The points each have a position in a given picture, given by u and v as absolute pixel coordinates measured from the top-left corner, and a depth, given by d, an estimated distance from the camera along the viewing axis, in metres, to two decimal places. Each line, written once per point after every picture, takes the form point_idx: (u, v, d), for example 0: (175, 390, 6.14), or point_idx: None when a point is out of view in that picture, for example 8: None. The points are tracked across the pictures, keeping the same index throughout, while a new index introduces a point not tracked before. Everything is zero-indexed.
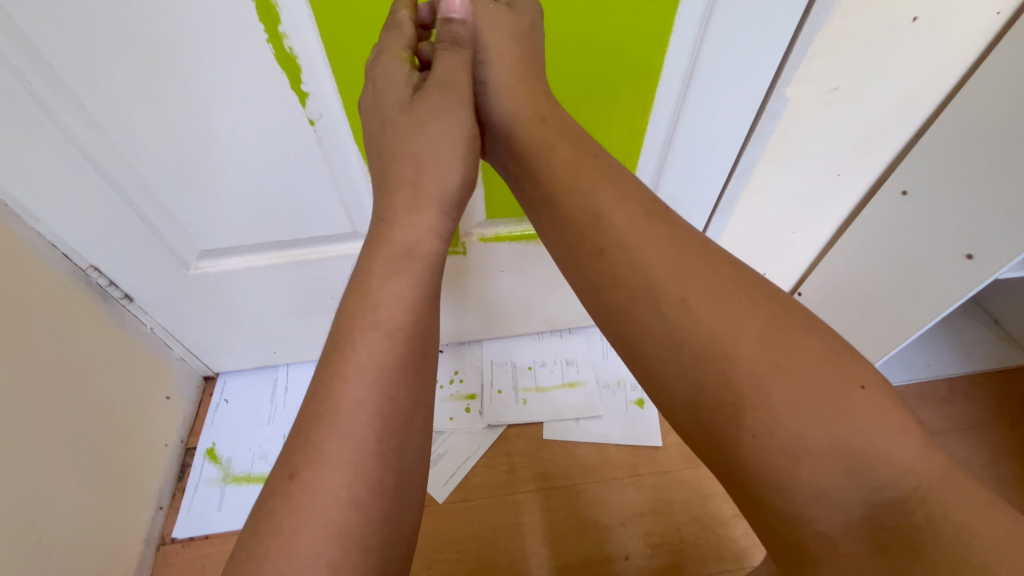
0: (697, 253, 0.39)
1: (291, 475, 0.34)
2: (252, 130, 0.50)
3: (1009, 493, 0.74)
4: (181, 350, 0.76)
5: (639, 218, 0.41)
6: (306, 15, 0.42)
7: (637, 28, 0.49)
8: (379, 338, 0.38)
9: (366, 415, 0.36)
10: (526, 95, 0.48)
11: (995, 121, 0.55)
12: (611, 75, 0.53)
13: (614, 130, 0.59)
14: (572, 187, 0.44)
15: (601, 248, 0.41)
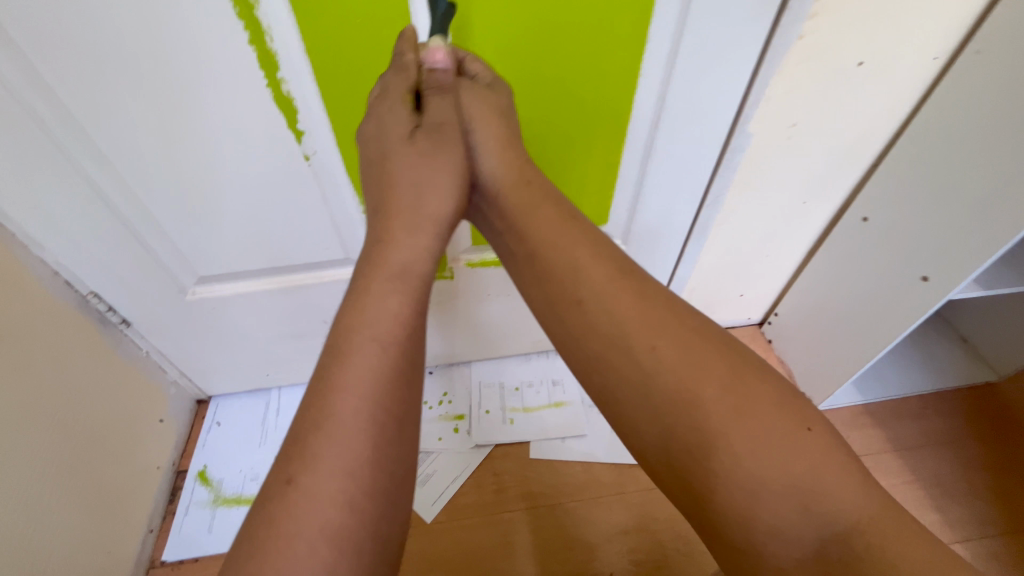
0: (663, 305, 0.42)
1: (287, 480, 0.35)
2: (249, 164, 0.53)
3: (981, 506, 0.77)
4: (175, 373, 0.78)
5: (615, 274, 0.44)
6: (304, 63, 0.46)
7: (602, 90, 0.53)
8: (377, 350, 0.41)
9: (360, 423, 0.38)
10: (510, 159, 0.50)
11: (942, 154, 0.59)
12: (578, 132, 0.57)
13: (583, 181, 0.63)
14: (553, 243, 0.47)
15: (578, 298, 0.44)
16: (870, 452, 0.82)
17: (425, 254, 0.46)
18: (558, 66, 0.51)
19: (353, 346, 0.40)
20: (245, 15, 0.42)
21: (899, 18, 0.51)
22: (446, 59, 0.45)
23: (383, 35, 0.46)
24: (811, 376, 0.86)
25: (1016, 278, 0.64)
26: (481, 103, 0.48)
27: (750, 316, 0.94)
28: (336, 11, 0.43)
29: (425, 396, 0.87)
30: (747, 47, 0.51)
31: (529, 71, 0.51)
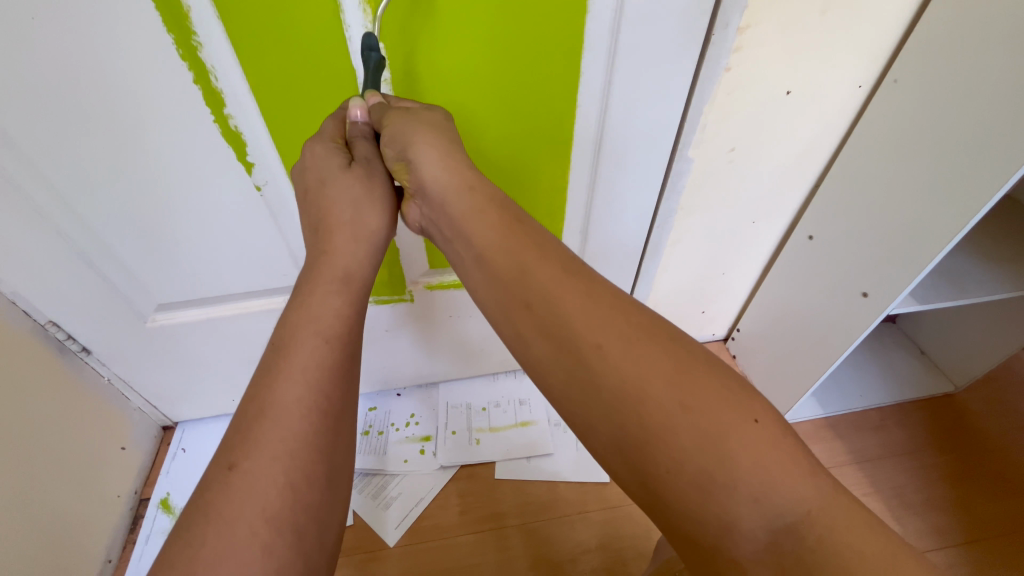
0: (610, 301, 0.41)
1: (230, 466, 0.37)
2: (202, 194, 0.55)
3: (940, 517, 0.78)
4: (138, 400, 0.78)
5: (567, 273, 0.42)
6: (249, 99, 0.48)
7: (544, 117, 0.55)
8: (317, 343, 0.43)
9: (292, 431, 0.39)
10: (452, 169, 0.47)
11: (874, 174, 0.61)
12: (529, 153, 0.59)
13: (540, 200, 0.64)
14: (501, 245, 0.45)
15: (529, 302, 0.42)
16: (832, 466, 0.83)
17: (364, 259, 0.49)
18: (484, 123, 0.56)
19: (294, 339, 0.43)
20: (188, 56, 0.44)
21: (823, 47, 0.54)
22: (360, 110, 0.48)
23: (325, 73, 0.48)
24: (772, 390, 0.87)
25: (952, 292, 0.67)
26: (412, 125, 0.47)
27: (715, 332, 0.95)
28: (277, 52, 0.45)
29: (392, 417, 0.88)
30: (677, 79, 0.54)
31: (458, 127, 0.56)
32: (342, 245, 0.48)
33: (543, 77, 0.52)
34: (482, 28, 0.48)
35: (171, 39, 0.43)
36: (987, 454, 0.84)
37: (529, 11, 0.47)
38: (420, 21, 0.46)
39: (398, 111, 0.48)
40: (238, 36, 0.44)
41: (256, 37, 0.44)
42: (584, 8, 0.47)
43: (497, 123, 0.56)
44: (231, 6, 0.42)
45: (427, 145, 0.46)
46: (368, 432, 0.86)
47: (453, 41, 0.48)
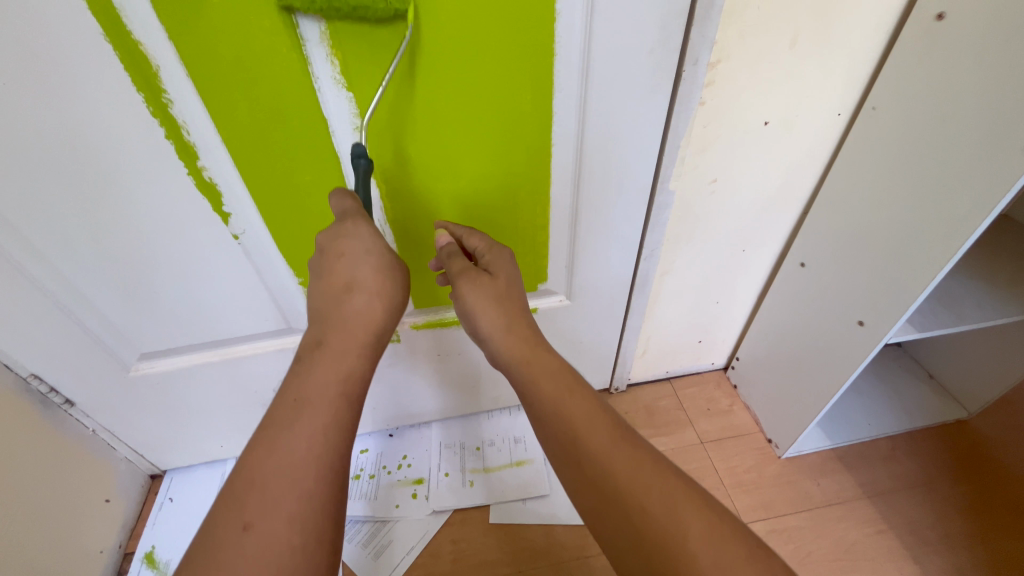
0: (636, 445, 0.43)
1: (245, 525, 0.36)
2: (181, 243, 0.55)
3: (961, 555, 0.73)
4: (125, 450, 0.77)
5: (616, 434, 0.43)
6: (222, 152, 0.48)
7: (521, 157, 0.55)
8: (338, 405, 0.42)
9: (275, 500, 0.37)
10: (512, 327, 0.48)
11: (859, 202, 0.61)
12: (509, 195, 0.58)
13: (521, 238, 0.64)
14: (553, 393, 0.45)
15: (579, 459, 0.42)
16: (842, 500, 0.79)
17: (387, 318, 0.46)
18: (458, 173, 0.55)
19: (319, 394, 0.41)
20: (160, 113, 0.45)
21: (796, 78, 0.54)
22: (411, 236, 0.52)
23: (295, 126, 0.48)
24: (775, 422, 0.84)
25: (950, 318, 0.65)
26: (482, 295, 0.48)
27: (714, 361, 0.93)
28: (247, 107, 0.46)
29: (384, 460, 0.86)
30: (650, 114, 0.53)
31: (428, 175, 0.55)
32: (352, 297, 0.44)
33: (516, 126, 0.52)
34: (461, 74, 0.47)
35: (141, 97, 0.44)
36: (1007, 485, 0.80)
37: (504, 66, 0.47)
38: (397, 73, 0.46)
39: (479, 281, 0.48)
40: (208, 92, 0.44)
41: (225, 93, 0.44)
42: (551, 51, 0.47)
43: (481, 166, 0.55)
44: (199, 64, 0.42)
45: (491, 313, 0.48)
46: (359, 475, 0.83)
47: (432, 87, 0.48)
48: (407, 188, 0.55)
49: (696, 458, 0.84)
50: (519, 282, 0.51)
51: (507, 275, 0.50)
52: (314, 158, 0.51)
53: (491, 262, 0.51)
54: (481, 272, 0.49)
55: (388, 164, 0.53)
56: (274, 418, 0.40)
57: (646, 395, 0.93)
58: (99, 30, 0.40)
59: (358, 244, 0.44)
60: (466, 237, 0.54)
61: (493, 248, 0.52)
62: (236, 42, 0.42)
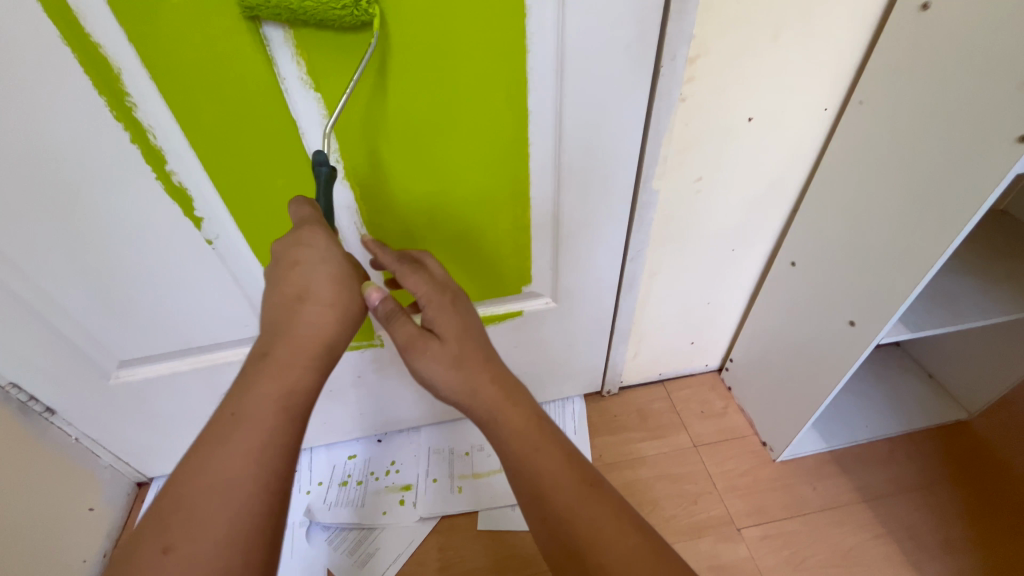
0: (601, 495, 0.45)
1: (164, 549, 0.35)
2: (154, 249, 0.54)
3: (961, 561, 0.71)
4: (109, 458, 0.76)
5: (583, 489, 0.45)
6: (190, 156, 0.48)
7: (497, 155, 0.54)
8: (278, 419, 0.40)
9: (205, 519, 0.36)
10: (465, 378, 0.48)
11: (848, 198, 0.59)
12: (487, 193, 0.57)
13: (501, 239, 0.62)
14: (523, 447, 0.47)
15: (546, 514, 0.44)
16: (839, 505, 0.77)
17: (343, 326, 0.45)
18: (433, 173, 0.54)
19: (258, 409, 0.40)
20: (124, 117, 0.44)
21: (779, 73, 0.53)
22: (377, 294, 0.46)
23: (263, 127, 0.47)
24: (769, 424, 0.82)
25: (945, 317, 0.63)
26: (437, 365, 0.47)
27: (708, 362, 0.91)
28: (213, 110, 0.45)
29: (372, 466, 0.84)
30: (629, 113, 0.52)
31: (402, 178, 0.53)
32: (308, 304, 0.43)
33: (490, 130, 0.51)
34: (433, 71, 0.46)
35: (104, 101, 0.43)
36: (1008, 488, 0.78)
37: (476, 69, 0.47)
38: (365, 77, 0.45)
39: (429, 351, 0.48)
40: (171, 95, 0.43)
41: (190, 96, 0.44)
42: (523, 50, 0.46)
43: (456, 164, 0.53)
44: (161, 67, 0.42)
45: (445, 377, 0.48)
46: (346, 482, 0.83)
47: (405, 84, 0.46)
48: (381, 192, 0.54)
49: (688, 462, 0.83)
50: (469, 332, 0.49)
51: (458, 335, 0.49)
52: (285, 161, 0.50)
53: (438, 319, 0.49)
54: (433, 340, 0.48)
55: (360, 168, 0.52)
56: (208, 435, 0.39)
57: (638, 398, 0.91)
58: (56, 33, 0.39)
59: (314, 253, 0.44)
60: (402, 279, 0.50)
61: (435, 300, 0.49)
62: (198, 44, 0.41)
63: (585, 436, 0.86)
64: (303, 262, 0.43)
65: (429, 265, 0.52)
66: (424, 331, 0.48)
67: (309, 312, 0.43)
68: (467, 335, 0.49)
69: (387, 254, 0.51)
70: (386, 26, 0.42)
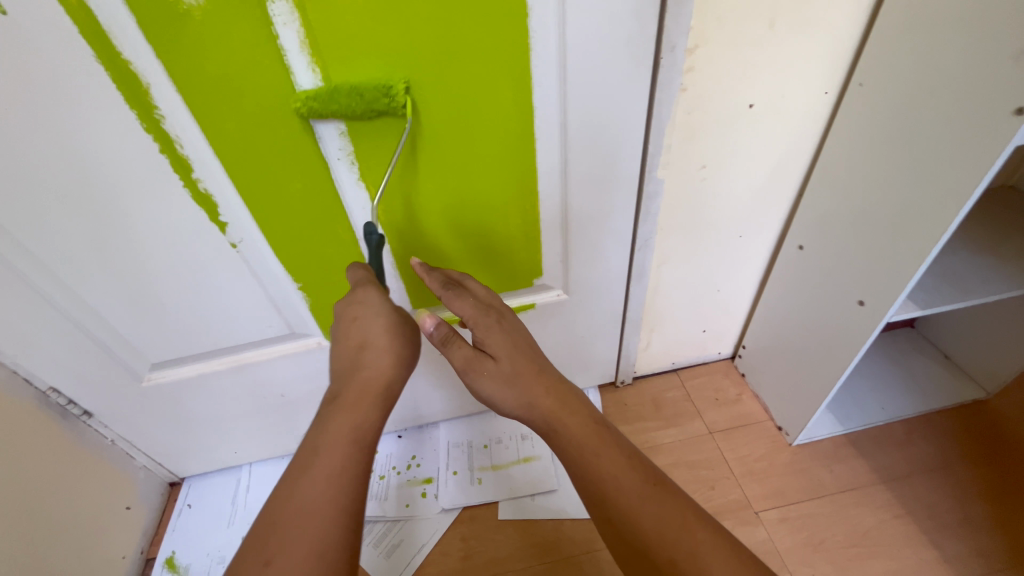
0: (665, 493, 0.47)
1: (264, 564, 0.37)
2: (182, 253, 0.57)
3: (981, 538, 0.71)
4: (143, 459, 0.79)
5: (646, 490, 0.47)
6: (215, 163, 0.50)
7: (506, 176, 0.57)
8: (349, 448, 0.43)
9: (297, 536, 0.38)
10: (522, 391, 0.51)
11: (851, 180, 0.60)
12: (500, 211, 0.61)
13: (511, 252, 0.66)
14: (584, 453, 0.49)
15: (613, 518, 0.47)
16: (856, 486, 0.77)
17: (402, 368, 0.47)
18: (452, 192, 0.57)
19: (333, 441, 0.43)
20: (153, 128, 0.47)
21: (777, 60, 0.54)
22: (432, 321, 0.50)
23: (281, 134, 0.49)
24: (784, 409, 0.83)
25: (955, 294, 0.63)
26: (495, 384, 0.52)
27: (721, 350, 0.92)
28: (235, 119, 0.47)
29: (394, 460, 0.87)
30: (631, 103, 0.54)
31: (432, 218, 0.59)
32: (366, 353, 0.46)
33: (507, 181, 0.58)
34: (455, 103, 0.50)
35: (134, 114, 0.46)
36: None
37: (483, 71, 0.49)
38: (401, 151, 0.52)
39: (485, 372, 0.52)
40: (197, 106, 0.46)
41: (213, 105, 0.46)
42: (527, 48, 0.48)
43: (473, 184, 0.57)
44: (187, 80, 0.44)
45: (502, 394, 0.52)
46: (369, 477, 0.85)
47: (428, 114, 0.50)
48: (408, 221, 0.59)
49: (705, 448, 0.84)
50: (519, 348, 0.52)
51: (509, 352, 0.52)
52: (303, 165, 0.52)
53: (487, 340, 0.52)
54: (488, 361, 0.52)
55: (389, 202, 0.57)
56: (293, 465, 0.42)
57: (653, 387, 0.92)
58: (90, 51, 0.42)
59: (368, 309, 0.47)
60: (449, 304, 0.52)
61: (483, 322, 0.51)
62: (220, 57, 0.44)
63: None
64: (359, 318, 0.47)
65: (471, 287, 0.55)
66: (477, 352, 0.52)
67: (370, 358, 0.46)
68: (519, 351, 0.52)
69: (433, 279, 0.53)
70: (418, 111, 0.50)
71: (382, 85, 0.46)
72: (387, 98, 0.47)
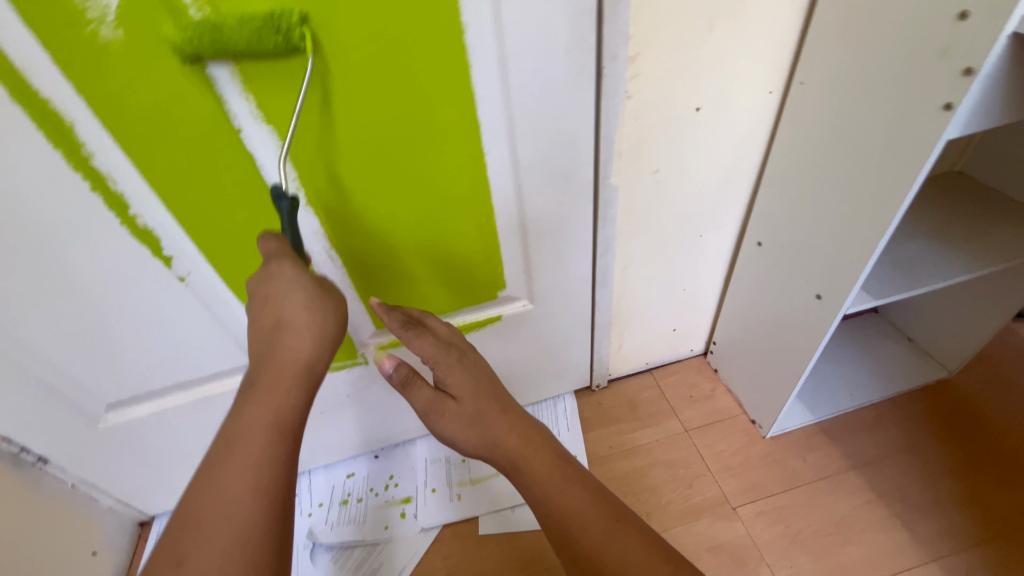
0: (626, 527, 0.47)
1: (178, 563, 0.35)
2: (129, 289, 0.55)
3: (950, 517, 0.73)
4: (109, 500, 0.77)
5: (608, 525, 0.47)
6: (152, 198, 0.48)
7: (450, 148, 0.53)
8: (271, 436, 0.41)
9: (217, 529, 0.36)
10: (484, 431, 0.50)
11: (800, 177, 0.61)
12: (450, 189, 0.57)
13: (468, 230, 0.61)
14: (548, 490, 0.49)
15: (577, 555, 0.47)
16: (830, 474, 0.79)
17: (324, 348, 0.46)
18: (395, 175, 0.53)
19: (251, 429, 0.40)
20: (81, 166, 0.45)
21: (720, 63, 0.54)
22: (390, 363, 0.51)
23: (220, 163, 0.48)
24: (756, 402, 0.84)
25: (907, 281, 0.64)
26: (457, 424, 0.50)
27: (693, 347, 0.93)
28: (169, 152, 0.46)
29: (371, 482, 0.85)
30: (579, 111, 0.53)
31: (371, 218, 0.56)
32: (287, 329, 0.44)
33: (444, 156, 0.54)
34: (378, 71, 0.46)
35: (60, 154, 0.44)
36: (991, 441, 0.80)
37: (421, 88, 0.48)
38: (308, 96, 0.46)
39: (447, 413, 0.50)
40: (127, 141, 0.44)
41: (143, 137, 0.45)
42: (465, 64, 0.48)
43: (415, 162, 0.53)
44: (113, 115, 0.43)
45: (463, 434, 0.51)
46: (346, 501, 0.83)
47: (352, 88, 0.46)
48: (352, 217, 0.56)
49: (681, 446, 0.84)
50: (483, 386, 0.51)
51: (470, 390, 0.51)
52: (245, 194, 0.51)
53: (449, 380, 0.51)
54: (449, 401, 0.51)
55: (328, 196, 0.53)
56: (209, 458, 0.40)
57: (628, 388, 0.92)
58: (4, 93, 0.40)
59: (282, 283, 0.45)
60: (409, 343, 0.52)
61: (444, 361, 0.51)
62: (145, 89, 0.42)
63: (579, 431, 0.87)
64: (274, 293, 0.45)
65: (431, 325, 0.54)
66: (439, 393, 0.51)
67: (287, 335, 0.44)
68: (481, 389, 0.51)
69: (392, 318, 0.51)
70: (323, 56, 0.44)
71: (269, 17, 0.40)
72: (279, 32, 0.40)
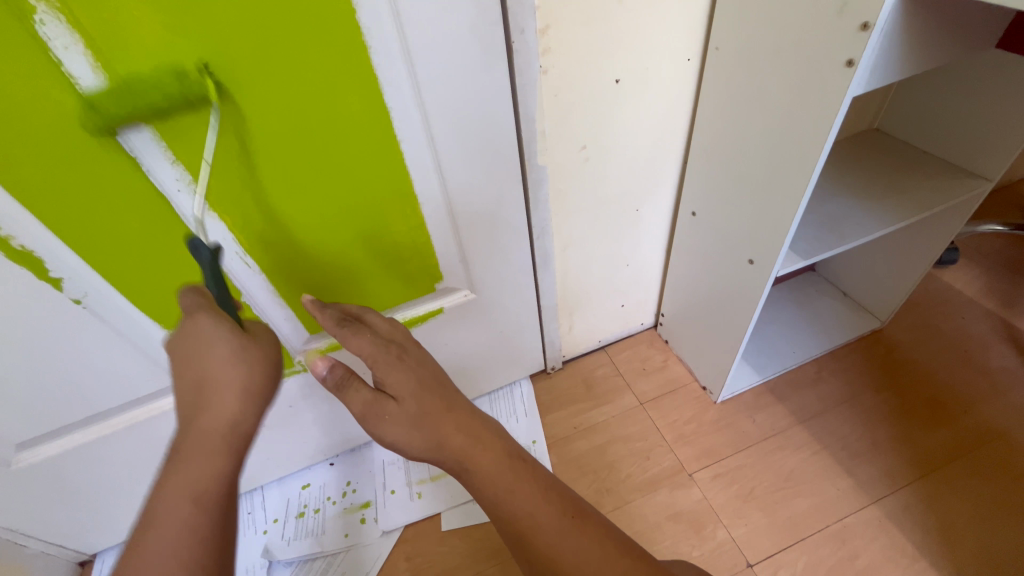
0: (582, 523, 0.47)
1: None
2: (18, 319, 0.50)
3: (888, 459, 0.77)
4: (38, 545, 0.71)
5: (563, 522, 0.46)
6: (25, 215, 0.43)
7: (389, 198, 0.56)
8: (193, 509, 0.38)
9: None
10: (429, 432, 0.48)
11: (724, 143, 0.61)
12: (392, 223, 0.58)
13: (414, 255, 0.63)
14: (500, 491, 0.47)
15: (531, 555, 0.45)
16: (778, 431, 0.81)
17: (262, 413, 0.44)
18: (332, 204, 0.53)
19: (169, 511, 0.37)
20: None
21: (634, 31, 0.53)
22: (324, 363, 0.47)
23: (101, 171, 0.43)
24: (705, 369, 0.85)
25: (833, 241, 0.66)
26: (399, 428, 0.48)
27: (643, 320, 0.94)
28: (36, 162, 0.41)
29: (327, 491, 0.83)
30: (494, 89, 0.51)
31: (300, 228, 0.54)
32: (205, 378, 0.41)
33: (374, 175, 0.53)
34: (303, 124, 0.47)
35: None
36: (920, 385, 0.85)
37: (320, 79, 0.45)
38: (226, 147, 0.46)
39: (387, 414, 0.48)
40: None
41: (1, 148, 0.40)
42: (364, 48, 0.44)
43: (354, 198, 0.54)
44: None
45: (404, 436, 0.48)
46: (303, 513, 0.80)
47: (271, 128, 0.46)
48: (276, 228, 0.53)
49: (637, 420, 0.85)
50: (426, 386, 0.49)
51: (411, 390, 0.48)
52: (136, 203, 0.46)
53: (388, 380, 0.48)
54: (388, 402, 0.48)
55: (252, 215, 0.51)
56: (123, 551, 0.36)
57: (583, 367, 0.93)
58: None
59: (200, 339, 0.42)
60: (346, 342, 0.49)
61: (382, 359, 0.48)
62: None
63: (537, 416, 0.87)
64: (192, 351, 0.41)
65: (371, 322, 0.52)
66: (378, 394, 0.48)
67: (211, 400, 0.41)
68: (423, 388, 0.49)
69: (327, 317, 0.49)
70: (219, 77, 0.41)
71: (170, 73, 0.39)
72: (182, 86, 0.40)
